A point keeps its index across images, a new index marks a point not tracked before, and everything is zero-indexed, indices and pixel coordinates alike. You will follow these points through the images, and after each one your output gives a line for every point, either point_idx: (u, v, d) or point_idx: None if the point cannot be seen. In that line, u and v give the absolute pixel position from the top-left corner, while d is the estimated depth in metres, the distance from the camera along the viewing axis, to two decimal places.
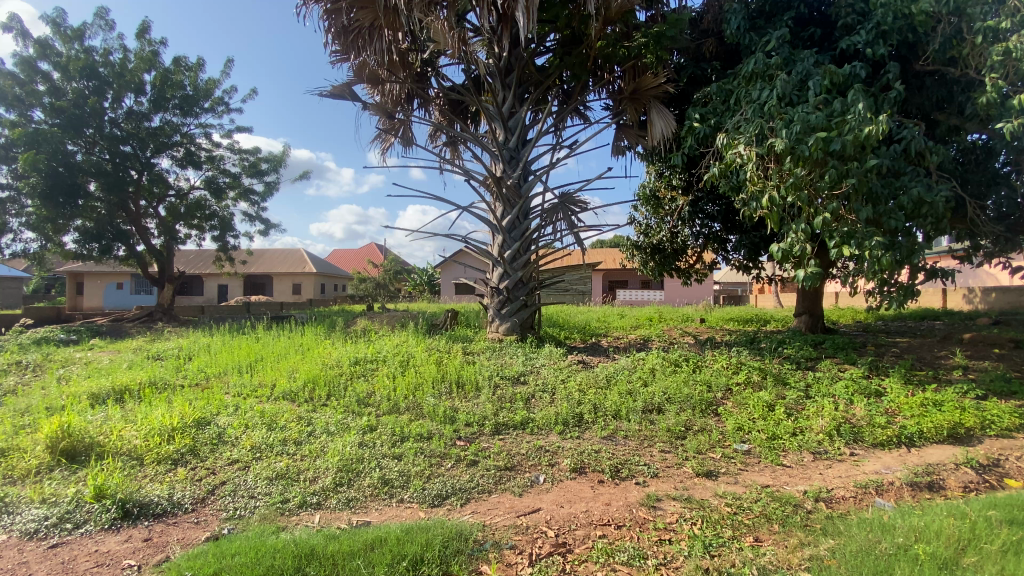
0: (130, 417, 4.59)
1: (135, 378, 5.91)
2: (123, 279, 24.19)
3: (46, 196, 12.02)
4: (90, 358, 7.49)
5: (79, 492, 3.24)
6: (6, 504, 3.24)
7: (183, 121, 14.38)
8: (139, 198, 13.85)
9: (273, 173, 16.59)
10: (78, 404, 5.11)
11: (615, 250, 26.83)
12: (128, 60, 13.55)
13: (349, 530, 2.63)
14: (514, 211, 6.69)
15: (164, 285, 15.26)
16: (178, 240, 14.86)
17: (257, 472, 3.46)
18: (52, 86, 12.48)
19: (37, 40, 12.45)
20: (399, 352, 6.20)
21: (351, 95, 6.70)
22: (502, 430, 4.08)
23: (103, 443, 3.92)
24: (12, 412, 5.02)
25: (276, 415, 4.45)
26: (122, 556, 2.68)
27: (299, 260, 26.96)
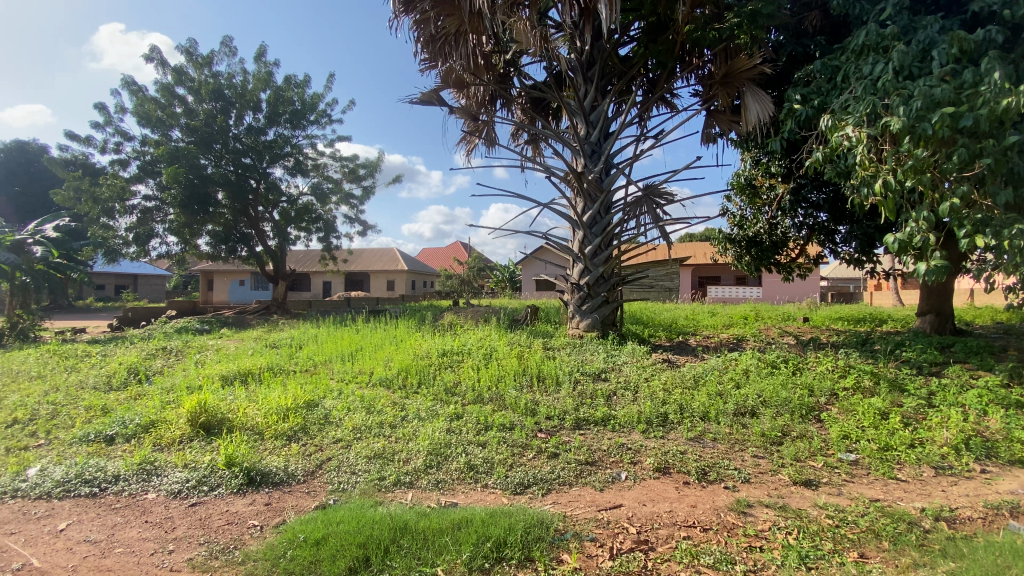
0: (253, 396, 5.25)
1: (257, 363, 6.70)
2: (244, 276, 27.30)
3: (184, 205, 13.89)
4: (219, 345, 8.61)
5: (214, 460, 3.77)
6: (158, 467, 3.85)
7: (293, 134, 15.90)
8: (258, 205, 15.55)
9: (370, 178, 17.85)
10: (211, 384, 5.91)
11: (706, 244, 25.44)
12: (248, 81, 15.23)
13: (439, 510, 2.80)
14: (596, 205, 6.63)
15: (277, 282, 17.01)
16: (289, 241, 16.48)
17: (358, 450, 3.80)
18: (187, 108, 14.37)
19: (174, 69, 14.38)
20: (482, 346, 6.42)
21: (439, 101, 7.03)
22: (582, 425, 4.08)
23: (232, 419, 4.52)
24: (161, 389, 5.94)
25: (373, 400, 4.85)
26: (247, 516, 3.07)
27: (392, 258, 28.67)
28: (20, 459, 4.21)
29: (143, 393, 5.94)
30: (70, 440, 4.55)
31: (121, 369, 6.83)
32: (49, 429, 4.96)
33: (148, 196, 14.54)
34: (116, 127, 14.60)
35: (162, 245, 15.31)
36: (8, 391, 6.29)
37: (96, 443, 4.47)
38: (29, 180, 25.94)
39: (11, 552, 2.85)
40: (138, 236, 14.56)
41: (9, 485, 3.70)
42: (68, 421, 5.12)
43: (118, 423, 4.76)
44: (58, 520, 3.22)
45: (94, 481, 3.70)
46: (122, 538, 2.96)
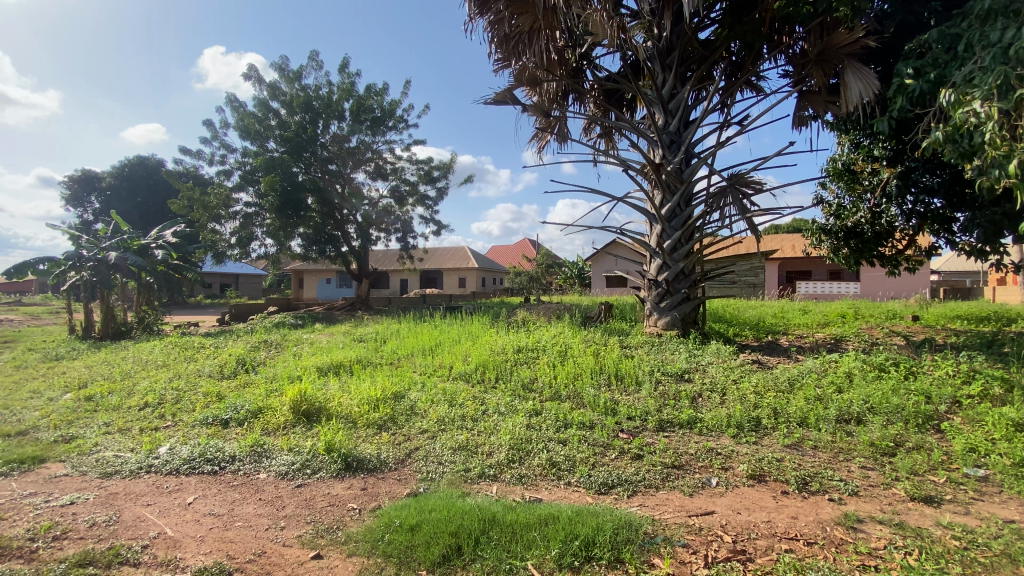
0: (346, 387, 5.63)
1: (347, 356, 7.16)
2: (330, 275, 29.19)
3: (280, 210, 15.09)
4: (312, 339, 9.28)
5: (315, 446, 4.09)
6: (267, 449, 4.24)
7: (373, 140, 16.75)
8: (343, 208, 16.57)
9: (444, 179, 18.40)
10: (308, 374, 6.40)
11: (795, 236, 23.63)
12: (333, 92, 16.23)
13: (525, 504, 2.83)
14: (675, 197, 6.37)
15: (360, 280, 18.02)
16: (370, 241, 17.40)
17: (443, 441, 3.96)
18: (281, 120, 15.58)
19: (269, 85, 15.63)
20: (557, 343, 6.41)
21: (512, 99, 7.08)
22: (667, 427, 3.95)
23: (329, 408, 4.87)
24: (265, 378, 6.53)
25: (455, 394, 5.03)
26: (346, 499, 3.29)
27: (463, 256, 29.41)
28: (154, 438, 4.80)
29: (250, 381, 6.55)
30: (193, 422, 5.12)
31: (231, 360, 7.57)
32: (175, 412, 5.61)
33: (247, 203, 15.98)
34: (221, 141, 16.14)
35: (261, 247, 16.76)
36: (141, 378, 7.19)
37: (214, 425, 5.00)
38: (149, 193, 29.37)
39: (150, 520, 3.25)
40: (241, 239, 16.03)
41: (147, 461, 4.24)
42: (190, 405, 5.76)
43: (231, 408, 5.29)
44: (187, 494, 3.63)
45: (214, 460, 4.14)
46: (240, 512, 3.28)
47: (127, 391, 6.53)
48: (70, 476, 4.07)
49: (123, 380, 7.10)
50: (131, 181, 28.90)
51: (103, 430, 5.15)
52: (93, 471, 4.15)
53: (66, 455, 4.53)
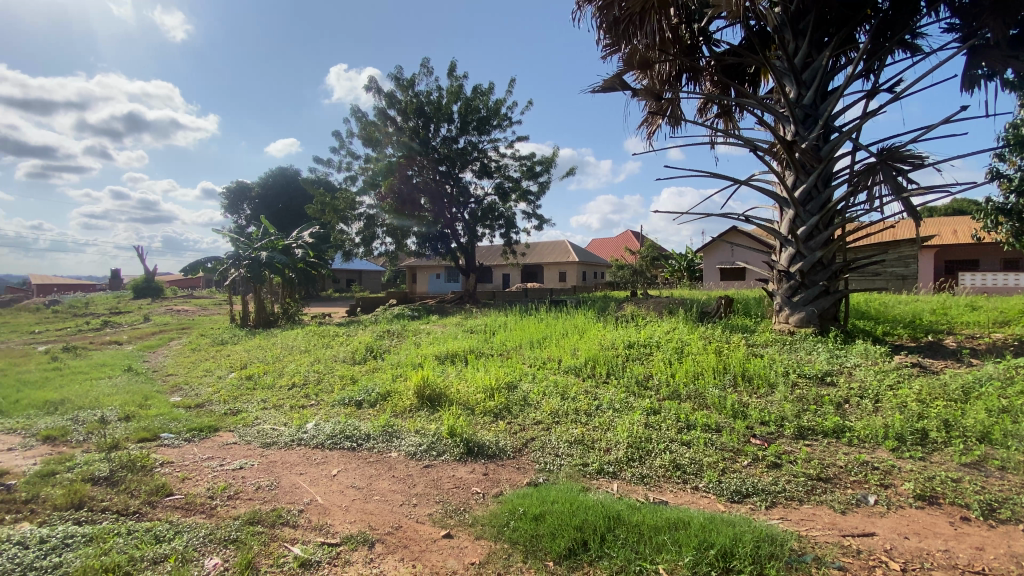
0: (462, 375, 5.92)
1: (460, 346, 7.50)
2: (440, 270, 30.83)
3: None
4: (428, 330, 9.88)
5: (438, 430, 4.39)
6: (396, 430, 4.63)
7: (479, 139, 17.33)
8: (452, 206, 17.37)
9: (546, 173, 18.46)
10: (427, 362, 6.82)
11: (958, 219, 19.98)
12: (442, 96, 17.03)
13: (650, 505, 2.76)
14: (811, 178, 5.72)
15: (468, 275, 18.77)
16: (477, 237, 18.04)
17: (559, 434, 4.02)
18: (397, 127, 16.69)
19: (387, 94, 16.82)
20: (672, 339, 6.11)
21: (621, 85, 6.84)
22: (807, 435, 3.57)
23: (447, 395, 5.17)
24: (390, 364, 7.10)
25: (567, 387, 5.04)
26: (471, 484, 3.46)
27: (565, 250, 29.33)
28: (301, 414, 5.44)
29: (377, 367, 7.16)
30: (333, 402, 5.72)
31: (361, 347, 8.31)
32: (317, 392, 6.31)
33: (369, 205, 17.42)
34: (347, 149, 17.73)
35: (381, 245, 18.22)
36: (288, 361, 8.21)
37: (350, 406, 5.53)
38: (288, 198, 33.34)
39: (304, 488, 3.68)
40: (364, 238, 17.56)
41: (298, 434, 4.82)
42: (328, 387, 6.44)
43: (363, 391, 5.82)
44: (331, 467, 4.06)
45: (352, 437, 4.59)
46: (376, 487, 3.60)
47: (278, 372, 7.50)
48: (239, 444, 4.76)
49: (274, 363, 8.15)
50: (274, 190, 32.98)
51: (262, 406, 5.96)
52: (256, 440, 4.81)
53: (235, 426, 5.31)
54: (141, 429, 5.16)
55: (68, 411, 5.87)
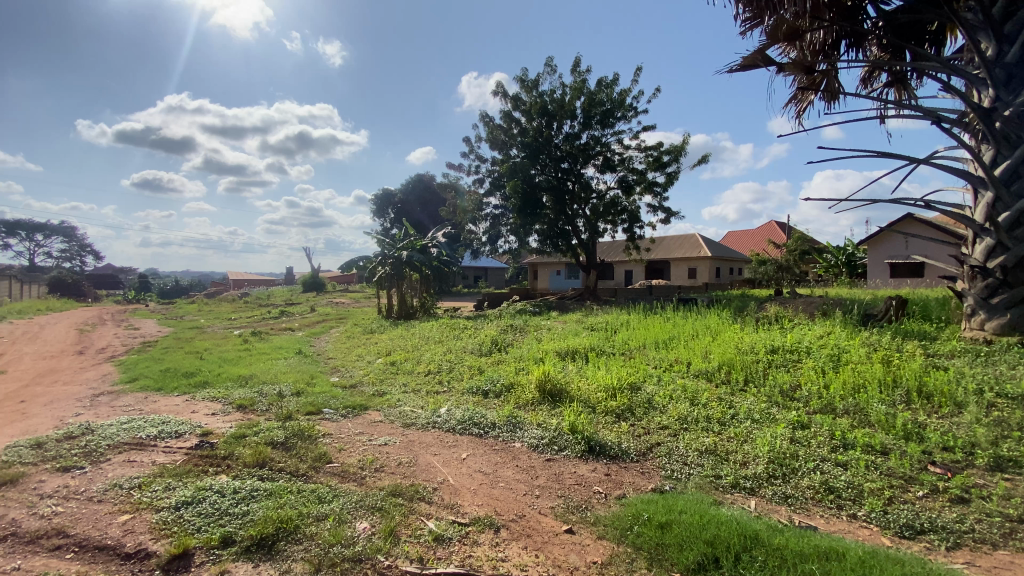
0: (584, 373, 5.97)
1: (582, 343, 7.47)
2: (562, 266, 30.95)
3: (520, 210, 16.56)
4: (550, 326, 10.00)
5: (560, 425, 4.56)
6: (520, 421, 4.86)
7: (603, 133, 17.05)
8: (574, 203, 17.36)
9: (674, 163, 17.49)
10: (550, 357, 6.94)
11: None
12: (566, 93, 17.02)
13: (795, 529, 2.52)
14: (1018, 151, 4.62)
15: (591, 271, 18.61)
16: (599, 233, 17.80)
17: (688, 442, 3.90)
18: (522, 127, 17.10)
19: (512, 96, 17.30)
20: (824, 344, 5.41)
21: (764, 62, 6.19)
22: (1009, 467, 2.91)
23: (570, 392, 5.27)
24: (515, 357, 7.36)
25: (697, 393, 4.79)
26: (592, 485, 3.53)
27: (696, 244, 27.50)
28: (436, 399, 5.91)
29: (503, 359, 7.48)
30: (463, 390, 6.11)
31: (487, 340, 8.72)
32: (449, 379, 6.80)
33: (495, 205, 18.16)
34: (476, 153, 18.63)
35: (506, 244, 18.92)
36: (424, 350, 8.94)
37: (478, 395, 5.88)
38: (425, 202, 36.21)
39: (437, 467, 4.02)
40: (491, 237, 18.38)
41: (433, 417, 5.24)
42: (458, 375, 6.91)
43: (489, 382, 6.15)
44: (461, 450, 4.37)
45: (480, 424, 4.90)
46: (502, 477, 3.81)
47: (415, 360, 8.21)
48: (383, 422, 5.31)
49: (412, 351, 8.94)
50: (413, 195, 36.08)
51: (402, 389, 6.59)
52: (398, 420, 5.33)
53: (380, 406, 5.95)
54: (308, 403, 6.04)
55: (256, 385, 7.09)
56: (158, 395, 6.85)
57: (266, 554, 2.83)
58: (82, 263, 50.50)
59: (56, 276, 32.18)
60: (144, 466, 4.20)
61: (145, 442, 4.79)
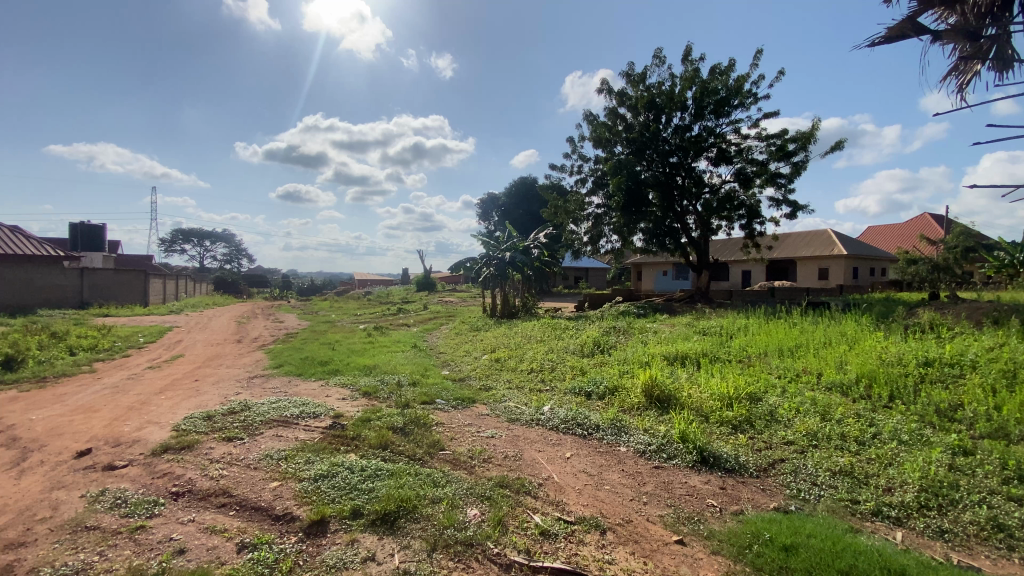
0: (696, 380, 5.66)
1: (693, 348, 7.08)
2: (669, 267, 29.41)
3: (625, 208, 16.09)
4: (656, 329, 9.63)
5: (669, 432, 4.39)
6: (626, 425, 4.76)
7: (717, 123, 16.03)
8: (684, 199, 16.52)
9: (801, 152, 15.87)
10: (659, 361, 6.68)
11: None
12: (675, 84, 16.23)
13: (953, 569, 2.27)
14: None
15: (703, 272, 17.57)
16: (712, 231, 16.76)
17: (817, 460, 3.58)
18: (628, 124, 16.63)
19: (618, 92, 16.88)
20: (993, 358, 4.61)
21: (914, 31, 5.37)
22: None
23: (681, 398, 5.05)
24: (619, 360, 7.20)
25: (828, 407, 4.35)
26: (705, 496, 3.41)
27: (827, 242, 24.63)
28: (540, 397, 6.00)
29: (606, 361, 7.36)
30: (566, 390, 6.14)
31: (589, 341, 8.64)
32: (551, 378, 6.87)
33: (599, 204, 17.87)
34: (579, 152, 18.46)
35: (610, 243, 18.55)
36: (528, 349, 9.11)
37: (581, 395, 5.85)
38: (528, 203, 36.76)
39: (542, 464, 4.08)
40: (594, 236, 18.12)
41: (537, 415, 5.33)
42: (561, 375, 6.93)
43: (592, 383, 6.09)
44: (565, 449, 4.40)
45: (583, 425, 4.88)
46: (607, 479, 3.78)
47: (519, 358, 8.39)
48: (490, 416, 5.52)
49: (516, 349, 9.16)
50: (517, 197, 36.85)
51: (507, 386, 6.78)
52: (503, 415, 5.51)
53: (487, 400, 6.18)
54: (422, 393, 6.48)
55: (377, 374, 7.77)
56: (298, 380, 7.81)
57: (388, 529, 3.10)
58: (239, 265, 58.99)
59: (220, 276, 37.97)
60: (289, 441, 4.82)
61: (290, 419, 5.48)
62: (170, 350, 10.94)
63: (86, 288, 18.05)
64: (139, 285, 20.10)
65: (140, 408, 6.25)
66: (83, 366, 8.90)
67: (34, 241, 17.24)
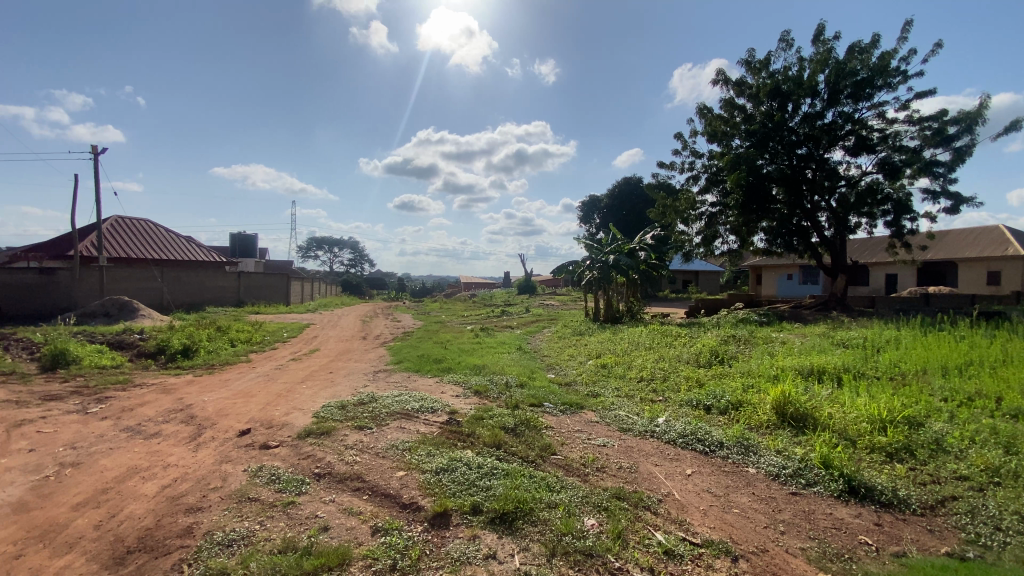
0: (838, 398, 5.01)
1: (831, 361, 6.31)
2: (793, 270, 26.61)
3: (745, 205, 14.86)
4: (784, 339, 8.73)
5: (808, 456, 3.94)
6: (754, 445, 4.36)
7: (856, 108, 14.25)
8: (814, 194, 14.87)
9: (967, 135, 13.50)
10: (789, 376, 6.04)
11: None
12: (804, 68, 14.71)
13: None
14: None
15: (838, 275, 15.66)
16: (849, 229, 14.90)
17: (1001, 501, 3.09)
18: (747, 115, 15.37)
19: (736, 82, 15.68)
20: None
21: None
22: None
23: (819, 418, 4.52)
24: (741, 372, 6.65)
25: (1017, 438, 3.67)
26: (855, 529, 3.05)
27: (1000, 240, 20.61)
28: (653, 407, 5.74)
29: (726, 372, 6.83)
30: (682, 402, 5.80)
31: (706, 350, 8.08)
32: (664, 389, 6.52)
33: (712, 203, 16.73)
34: (691, 148, 17.44)
35: (725, 244, 17.29)
36: (636, 355, 8.79)
37: (700, 409, 5.50)
38: (631, 204, 35.66)
39: (661, 479, 3.88)
40: (707, 237, 16.99)
41: (650, 426, 5.09)
42: (675, 386, 6.55)
43: (712, 396, 5.69)
44: (685, 465, 4.14)
45: (705, 441, 4.56)
46: (735, 500, 3.51)
47: (628, 365, 8.12)
48: (601, 424, 5.39)
49: (624, 356, 8.88)
50: (620, 198, 35.97)
51: (617, 394, 6.58)
52: (615, 424, 5.35)
53: (596, 407, 6.06)
54: (531, 395, 6.55)
55: (487, 374, 8.02)
56: (416, 376, 8.33)
57: (507, 529, 3.15)
58: (361, 269, 64.89)
59: (345, 279, 41.98)
60: (411, 433, 5.14)
61: (410, 413, 5.85)
62: (308, 344, 12.31)
63: (242, 288, 20.97)
64: (282, 286, 22.93)
65: (286, 395, 7.09)
66: (241, 356, 10.35)
67: (203, 250, 20.48)
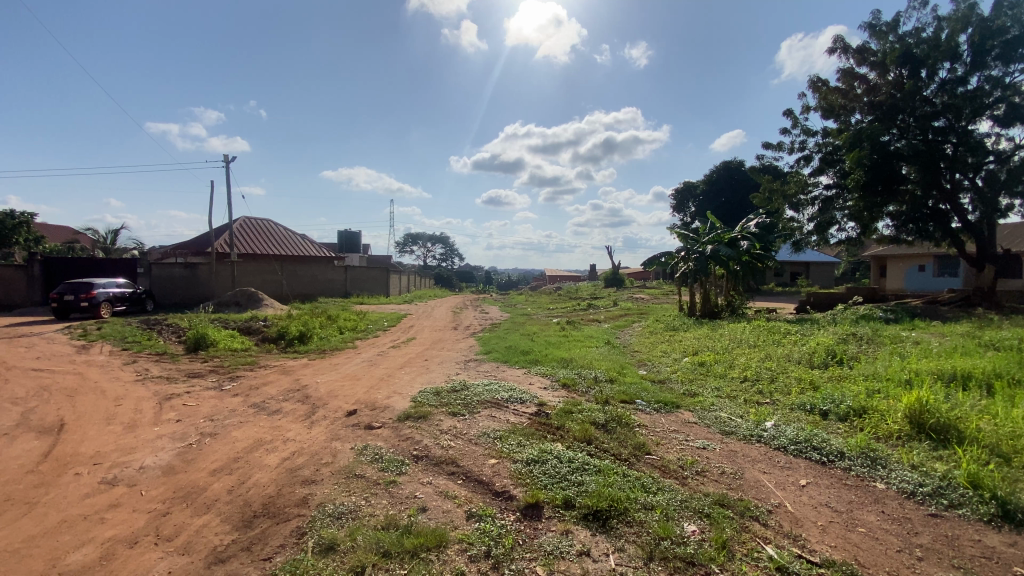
0: (988, 409, 4.28)
1: (978, 366, 5.40)
2: (926, 260, 23.25)
3: (868, 187, 13.15)
4: (917, 339, 7.63)
5: (951, 474, 3.38)
6: (882, 457, 3.84)
7: (1008, 72, 12.08)
8: (954, 172, 12.82)
9: None
10: (924, 380, 5.26)
11: None
12: (942, 27, 12.71)
13: None
14: None
15: (985, 267, 13.38)
16: (1000, 212, 12.67)
17: None
18: (870, 86, 13.66)
19: (857, 49, 13.93)
20: None
21: None
22: None
23: (964, 430, 3.88)
24: (864, 374, 5.91)
25: None
26: (1012, 561, 2.59)
27: None
28: (759, 410, 5.30)
29: (845, 374, 6.12)
30: (793, 406, 5.30)
31: (820, 349, 7.30)
32: (772, 391, 5.97)
33: (828, 185, 15.10)
34: (802, 126, 15.86)
35: (842, 231, 15.53)
36: (738, 353, 8.18)
37: (815, 414, 4.98)
38: (732, 192, 33.28)
39: (770, 488, 3.56)
40: (820, 225, 15.34)
41: (756, 431, 4.70)
42: (785, 388, 6.00)
43: (829, 400, 5.13)
44: (799, 475, 3.76)
45: (821, 450, 4.11)
46: (859, 518, 3.12)
47: (728, 363, 7.59)
48: (699, 425, 5.08)
49: (724, 353, 8.30)
50: (719, 185, 33.71)
51: (717, 394, 6.16)
52: (715, 426, 5.00)
53: (694, 407, 5.72)
54: (622, 392, 6.34)
55: (576, 367, 7.92)
56: (506, 366, 8.46)
57: (600, 527, 3.07)
58: (453, 262, 67.31)
59: (438, 273, 43.83)
60: (501, 422, 5.21)
61: (500, 403, 5.93)
62: (405, 334, 13.00)
63: (348, 282, 22.66)
64: (382, 279, 24.45)
65: (386, 380, 7.53)
66: (347, 343, 11.19)
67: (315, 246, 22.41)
